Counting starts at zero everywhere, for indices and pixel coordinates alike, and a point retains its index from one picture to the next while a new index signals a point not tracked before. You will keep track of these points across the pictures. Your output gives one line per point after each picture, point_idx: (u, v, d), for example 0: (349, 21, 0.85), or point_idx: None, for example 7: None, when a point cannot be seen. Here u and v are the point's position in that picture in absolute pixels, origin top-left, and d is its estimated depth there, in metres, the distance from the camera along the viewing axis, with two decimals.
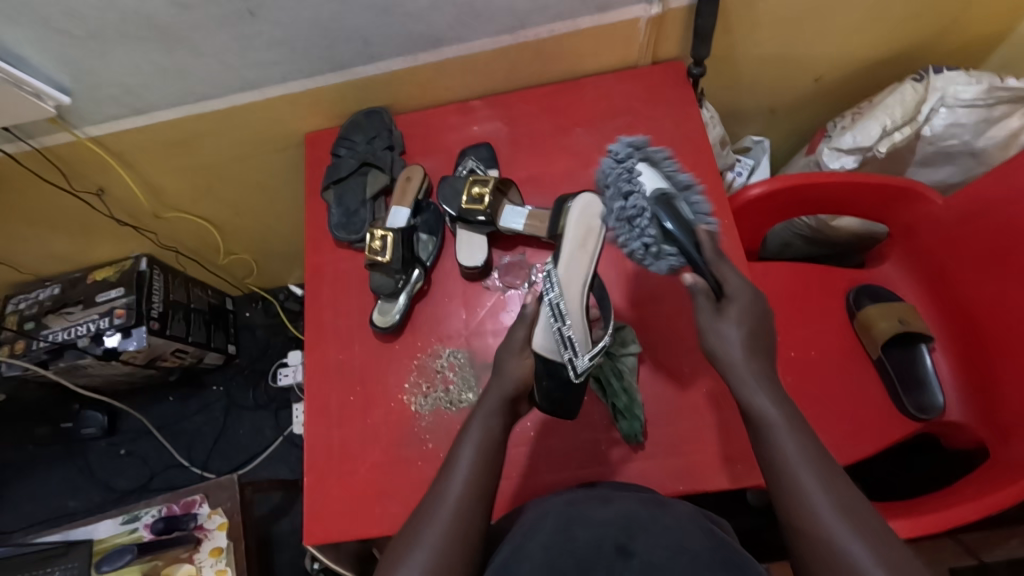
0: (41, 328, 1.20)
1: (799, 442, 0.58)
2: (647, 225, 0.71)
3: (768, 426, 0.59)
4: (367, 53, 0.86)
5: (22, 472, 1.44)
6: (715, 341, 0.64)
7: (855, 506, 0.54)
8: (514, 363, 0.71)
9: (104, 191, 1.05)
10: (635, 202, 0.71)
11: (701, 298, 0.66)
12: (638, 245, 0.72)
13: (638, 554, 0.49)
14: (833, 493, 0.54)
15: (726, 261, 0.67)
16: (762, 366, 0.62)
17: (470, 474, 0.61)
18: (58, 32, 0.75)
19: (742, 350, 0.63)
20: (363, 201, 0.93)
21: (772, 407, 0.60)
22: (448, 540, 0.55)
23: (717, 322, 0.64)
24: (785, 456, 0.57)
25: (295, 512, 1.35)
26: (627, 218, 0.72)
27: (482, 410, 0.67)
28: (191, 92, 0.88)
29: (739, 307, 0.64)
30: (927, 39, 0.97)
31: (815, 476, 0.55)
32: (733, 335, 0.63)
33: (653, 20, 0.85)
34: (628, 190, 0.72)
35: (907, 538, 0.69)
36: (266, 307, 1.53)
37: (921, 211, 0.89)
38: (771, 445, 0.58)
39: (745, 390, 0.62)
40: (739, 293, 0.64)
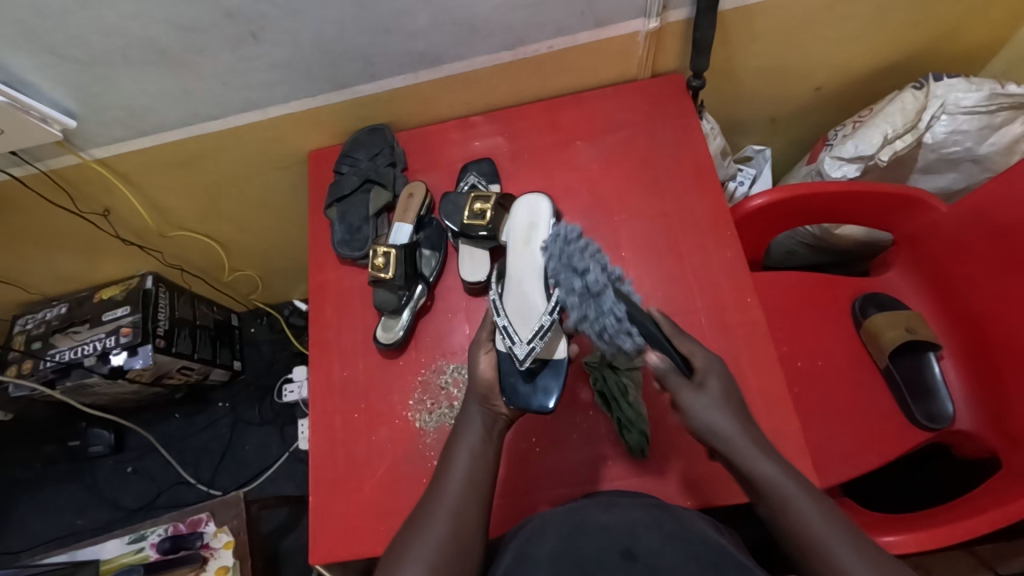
0: (48, 348, 1.20)
1: (820, 510, 0.56)
2: (614, 302, 0.66)
3: (780, 491, 0.58)
4: (368, 72, 0.86)
5: (29, 491, 1.44)
6: (706, 420, 0.62)
7: (877, 552, 0.54)
8: (481, 365, 0.72)
9: (109, 212, 1.06)
10: (593, 277, 0.67)
11: (674, 377, 0.65)
12: (604, 323, 0.66)
13: (642, 557, 0.49)
14: (851, 539, 0.55)
15: (683, 336, 0.68)
16: (753, 435, 0.62)
17: (465, 478, 0.63)
18: (64, 57, 0.76)
19: (730, 425, 0.62)
20: (365, 218, 0.93)
21: (782, 472, 0.59)
22: (449, 540, 0.57)
23: (703, 400, 0.63)
24: (817, 534, 0.55)
25: (301, 528, 1.34)
26: (581, 295, 0.66)
27: (466, 415, 0.70)
28: (196, 114, 0.88)
29: (717, 380, 0.65)
30: (926, 48, 0.97)
31: (848, 547, 0.54)
32: (720, 410, 0.63)
33: (651, 34, 0.86)
34: (582, 269, 0.67)
35: (898, 554, 0.70)
36: (271, 322, 1.53)
37: (924, 220, 0.89)
38: (795, 522, 0.57)
39: (747, 462, 0.60)
40: (708, 366, 0.66)
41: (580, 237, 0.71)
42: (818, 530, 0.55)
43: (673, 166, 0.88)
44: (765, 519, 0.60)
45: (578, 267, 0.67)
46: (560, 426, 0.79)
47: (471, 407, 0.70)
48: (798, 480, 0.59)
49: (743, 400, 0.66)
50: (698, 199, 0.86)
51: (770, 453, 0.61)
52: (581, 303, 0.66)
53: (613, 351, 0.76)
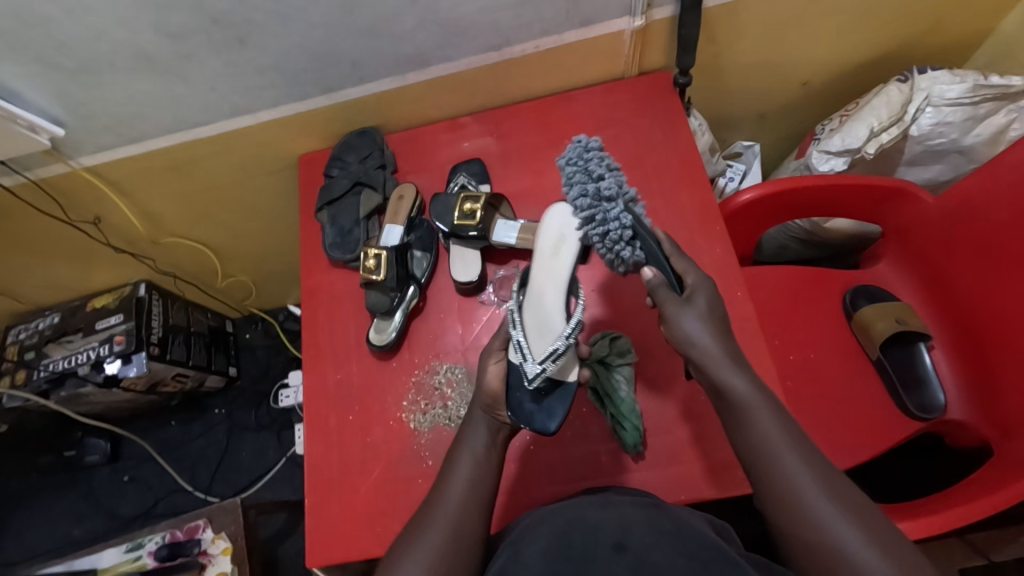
0: (41, 357, 1.20)
1: (778, 425, 0.57)
2: (620, 214, 0.66)
3: (745, 404, 0.58)
4: (356, 75, 0.86)
5: (25, 502, 1.44)
6: (687, 330, 0.61)
7: (824, 468, 0.56)
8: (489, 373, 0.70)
9: (100, 220, 1.06)
10: (607, 183, 0.66)
11: (663, 290, 0.64)
12: (610, 227, 0.66)
13: (633, 548, 0.49)
14: (803, 455, 0.56)
15: (682, 256, 0.67)
16: (731, 349, 0.61)
17: (468, 480, 0.63)
18: (51, 66, 0.76)
19: (708, 336, 0.61)
20: (356, 220, 0.93)
21: (749, 387, 0.59)
22: (450, 540, 0.57)
23: (689, 311, 0.62)
24: (770, 444, 0.57)
25: (300, 533, 1.34)
26: (592, 200, 0.67)
27: (471, 422, 0.69)
28: (184, 120, 0.89)
29: (704, 295, 0.63)
30: (910, 41, 0.98)
31: (799, 460, 0.56)
32: (703, 323, 0.61)
33: (636, 32, 0.86)
34: (598, 175, 0.67)
35: (919, 538, 0.69)
36: (266, 328, 1.53)
37: (912, 211, 0.89)
38: (752, 431, 0.58)
39: (717, 373, 0.60)
40: (696, 282, 0.64)
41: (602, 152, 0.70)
42: (773, 441, 0.57)
43: (662, 162, 0.89)
44: (726, 425, 0.61)
45: (594, 171, 0.67)
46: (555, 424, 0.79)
47: (475, 411, 0.69)
48: (765, 395, 0.59)
49: (728, 319, 0.64)
50: (687, 195, 0.86)
51: (742, 368, 0.60)
52: (591, 205, 0.67)
53: (604, 347, 0.78)
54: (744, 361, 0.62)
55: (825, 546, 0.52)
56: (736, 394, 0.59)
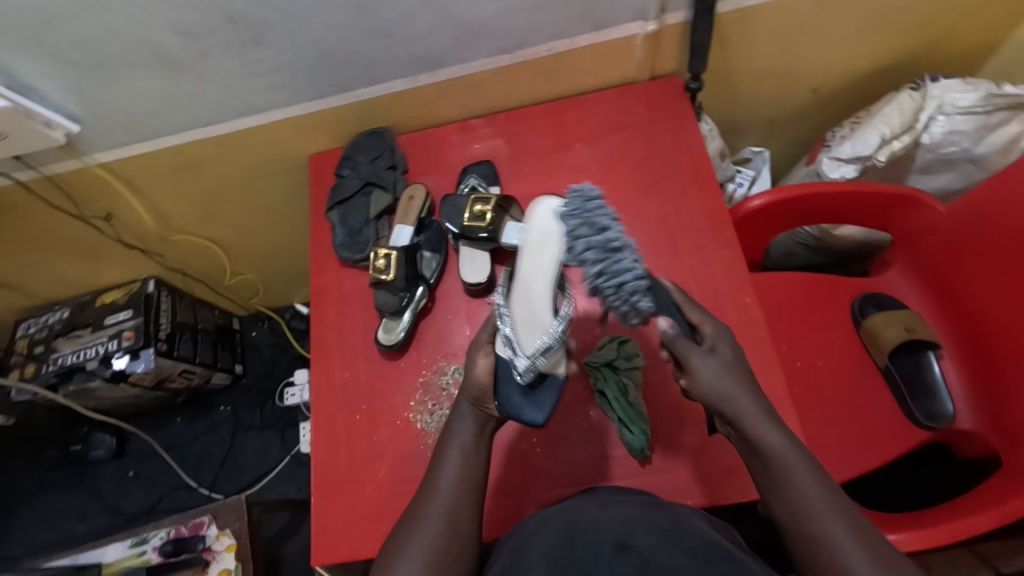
0: (50, 352, 1.21)
1: (816, 484, 0.55)
2: (630, 262, 0.64)
3: (783, 464, 0.57)
4: (369, 76, 0.87)
5: (30, 496, 1.44)
6: (715, 383, 0.61)
7: (870, 536, 0.53)
8: (478, 365, 0.69)
9: (111, 216, 1.07)
10: (615, 235, 0.65)
11: (682, 342, 0.64)
12: (625, 278, 0.63)
13: (637, 549, 0.50)
14: (847, 521, 0.53)
15: (695, 305, 0.67)
16: (763, 403, 0.60)
17: (457, 473, 0.62)
18: (68, 63, 0.76)
19: (739, 390, 0.60)
20: (366, 220, 0.94)
21: (786, 444, 0.58)
22: (443, 537, 0.57)
23: (714, 363, 0.62)
24: (809, 504, 0.55)
25: (303, 532, 1.34)
26: (602, 250, 0.64)
27: (456, 415, 0.68)
28: (198, 118, 0.89)
29: (726, 347, 0.64)
30: (922, 50, 0.98)
31: (841, 524, 0.53)
32: (730, 376, 0.61)
33: (649, 37, 0.87)
34: (604, 225, 0.66)
35: (908, 551, 0.70)
36: (272, 326, 1.54)
37: (921, 219, 0.89)
38: (789, 492, 0.56)
39: (751, 429, 0.59)
40: (715, 334, 0.65)
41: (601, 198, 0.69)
42: (811, 501, 0.55)
43: (672, 167, 0.89)
44: (759, 485, 0.59)
45: (600, 221, 0.66)
46: (561, 425, 0.79)
47: (462, 402, 0.69)
48: (800, 452, 0.57)
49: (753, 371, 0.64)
50: (697, 200, 0.86)
51: (776, 422, 0.59)
52: (602, 258, 0.64)
53: (612, 351, 0.78)
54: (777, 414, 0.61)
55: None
56: (772, 451, 0.58)
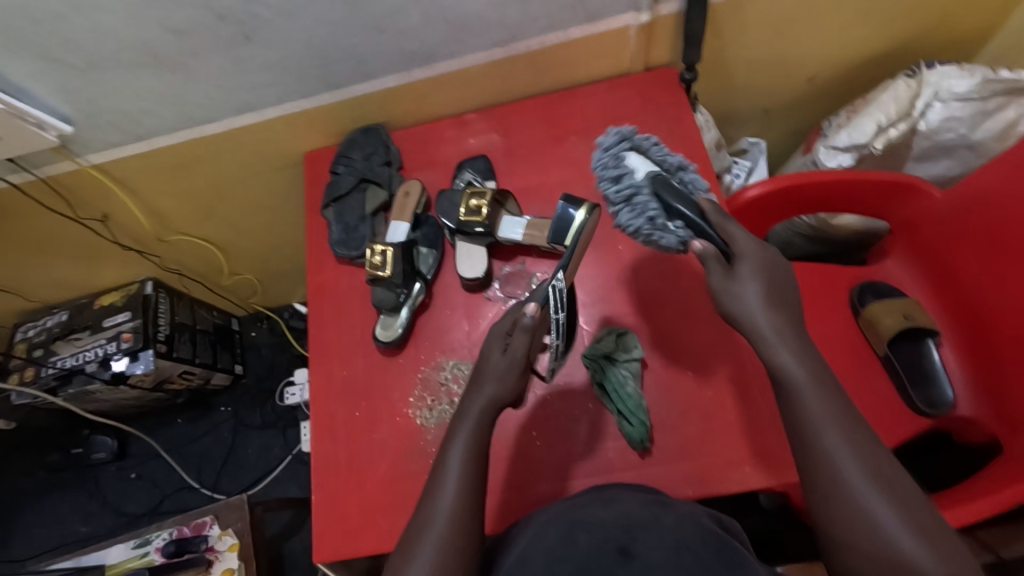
0: (49, 355, 1.21)
1: (827, 403, 0.54)
2: (648, 201, 0.66)
3: (791, 381, 0.56)
4: (361, 72, 0.87)
5: (32, 499, 1.44)
6: (732, 305, 0.60)
7: (873, 453, 0.52)
8: (504, 382, 0.65)
9: (107, 218, 1.07)
10: (630, 183, 0.67)
11: (712, 262, 0.62)
12: (638, 223, 0.66)
13: (639, 556, 0.48)
14: (848, 436, 0.52)
15: (731, 221, 0.64)
16: (781, 319, 0.59)
17: (459, 477, 0.60)
18: (58, 63, 0.76)
19: (758, 308, 0.59)
20: (362, 217, 0.93)
21: (796, 362, 0.56)
22: (444, 546, 0.55)
23: (734, 283, 0.60)
24: (812, 420, 0.54)
25: (305, 531, 1.34)
26: (624, 200, 0.67)
27: (466, 415, 0.64)
28: (191, 117, 0.89)
29: (753, 263, 0.60)
30: (917, 37, 0.98)
31: (844, 437, 0.52)
32: (751, 291, 0.60)
33: (642, 28, 0.86)
34: (621, 173, 0.68)
35: (963, 526, 0.68)
36: (271, 326, 1.53)
37: (919, 207, 0.89)
38: (797, 407, 0.55)
39: (764, 347, 0.58)
40: (749, 252, 0.61)
41: (623, 137, 0.70)
42: (820, 419, 0.53)
43: None
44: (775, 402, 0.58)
45: (612, 173, 0.68)
46: (560, 421, 0.79)
47: (472, 404, 0.64)
48: (812, 373, 0.56)
49: (788, 285, 0.61)
50: None
51: (789, 339, 0.58)
52: (619, 206, 0.68)
53: (610, 343, 0.79)
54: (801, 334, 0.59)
55: (865, 529, 0.49)
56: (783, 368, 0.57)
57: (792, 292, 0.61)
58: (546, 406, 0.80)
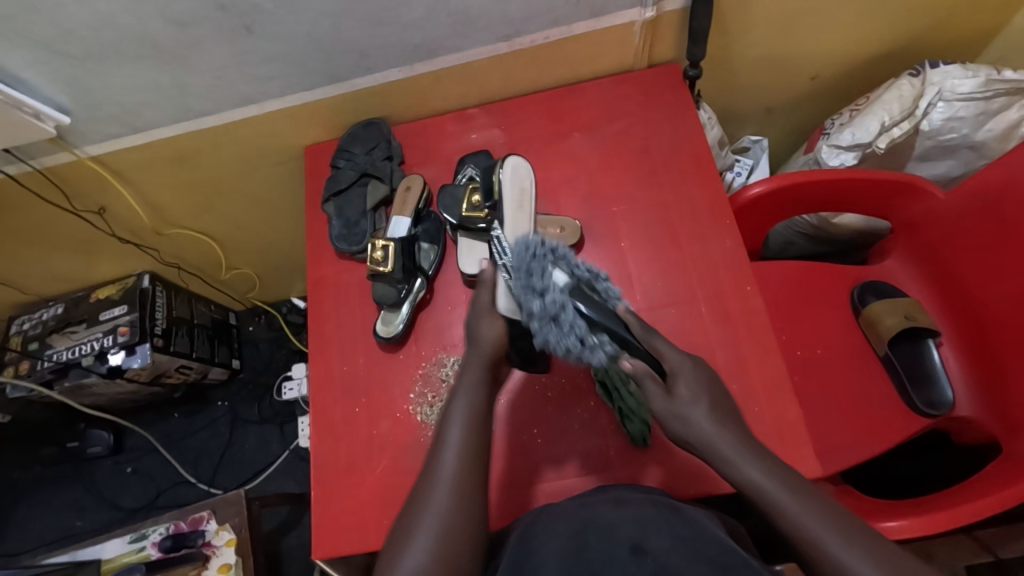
0: (46, 348, 1.20)
1: (806, 505, 0.57)
2: (574, 319, 0.64)
3: (765, 498, 0.58)
4: (364, 65, 0.86)
5: (27, 493, 1.44)
6: (679, 428, 0.63)
7: (872, 542, 0.54)
8: (484, 326, 0.71)
9: (105, 210, 1.06)
10: (553, 297, 0.65)
11: (648, 383, 0.65)
12: (569, 343, 0.64)
13: (652, 553, 0.49)
14: (842, 533, 0.55)
15: (655, 335, 0.67)
16: (731, 433, 0.62)
17: (458, 454, 0.63)
18: (56, 53, 0.75)
19: (711, 428, 0.62)
20: (363, 212, 0.92)
21: (764, 476, 0.59)
22: (449, 521, 0.58)
23: (677, 408, 0.63)
24: (802, 526, 0.56)
25: (303, 527, 1.34)
26: (549, 317, 0.65)
27: (465, 383, 0.68)
28: (190, 109, 0.88)
29: (686, 381, 0.65)
30: (921, 35, 0.97)
31: (837, 537, 0.54)
32: (695, 410, 0.63)
33: (647, 24, 0.86)
34: (542, 287, 0.66)
35: (928, 534, 0.70)
36: (269, 321, 1.52)
37: (922, 207, 0.89)
38: (783, 520, 0.57)
39: (731, 468, 0.61)
40: (683, 367, 0.66)
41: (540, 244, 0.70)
42: (811, 528, 0.55)
43: (671, 154, 0.88)
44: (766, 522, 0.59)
45: (536, 286, 0.66)
46: (561, 416, 0.79)
47: (469, 372, 0.69)
48: (778, 479, 0.58)
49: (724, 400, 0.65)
50: (697, 187, 0.86)
51: (748, 451, 0.61)
52: (546, 327, 0.65)
53: None
54: (758, 447, 0.62)
55: None
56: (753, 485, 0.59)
57: (733, 406, 0.66)
58: (547, 403, 0.80)
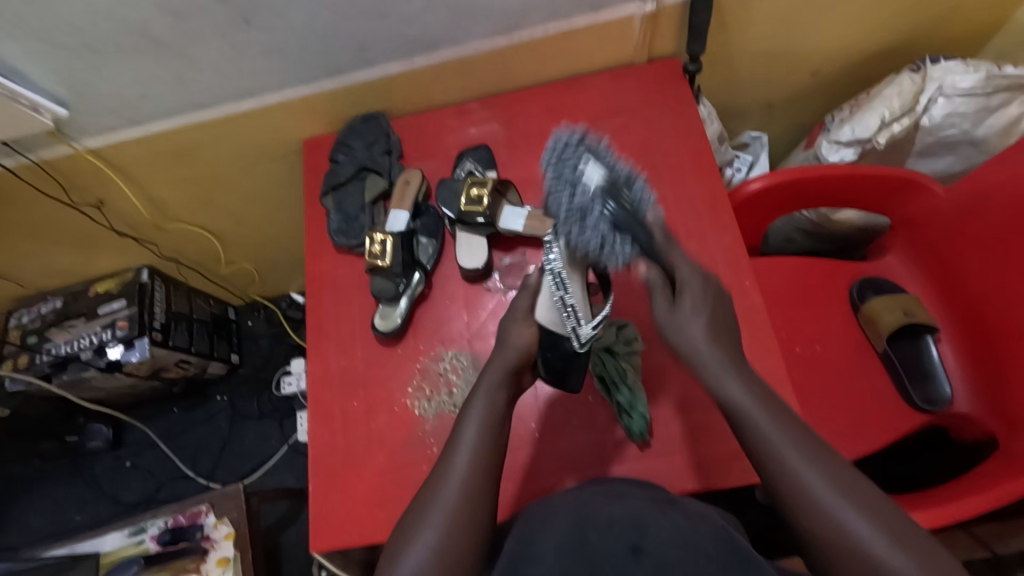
0: (44, 342, 1.19)
1: (778, 425, 0.56)
2: (601, 218, 0.64)
3: (740, 413, 0.57)
4: (362, 58, 0.86)
5: (27, 487, 1.44)
6: (677, 337, 0.62)
7: (836, 466, 0.54)
8: (517, 332, 0.70)
9: (103, 203, 1.05)
10: (583, 195, 0.65)
11: (657, 292, 0.65)
12: (590, 243, 0.64)
13: (650, 552, 0.48)
14: (809, 456, 0.54)
15: (675, 248, 0.68)
16: (723, 349, 0.61)
17: (471, 456, 0.62)
18: (53, 44, 0.75)
19: (703, 341, 0.61)
20: (361, 206, 0.92)
21: (744, 392, 0.58)
22: (455, 522, 0.57)
23: (679, 317, 0.62)
24: (766, 438, 0.55)
25: (301, 521, 1.34)
26: (575, 215, 0.65)
27: (484, 385, 0.67)
28: (188, 102, 0.88)
29: (694, 295, 0.63)
30: (922, 31, 0.97)
31: (805, 459, 0.54)
32: (695, 323, 0.62)
33: (647, 18, 0.85)
34: (575, 184, 0.66)
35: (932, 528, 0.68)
36: (268, 316, 1.53)
37: (922, 202, 0.88)
38: (751, 432, 0.56)
39: (714, 378, 0.60)
40: (692, 282, 0.64)
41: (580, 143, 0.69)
42: (776, 445, 0.55)
43: (672, 149, 0.88)
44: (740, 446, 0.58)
45: (568, 184, 0.66)
46: (559, 412, 0.79)
47: (491, 374, 0.68)
48: (755, 394, 0.58)
49: (729, 324, 0.64)
50: (696, 181, 0.86)
51: (735, 371, 0.59)
52: (571, 223, 0.65)
53: (611, 335, 0.78)
54: (744, 366, 0.61)
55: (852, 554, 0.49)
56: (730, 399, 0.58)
57: (733, 326, 0.65)
58: (545, 398, 0.80)
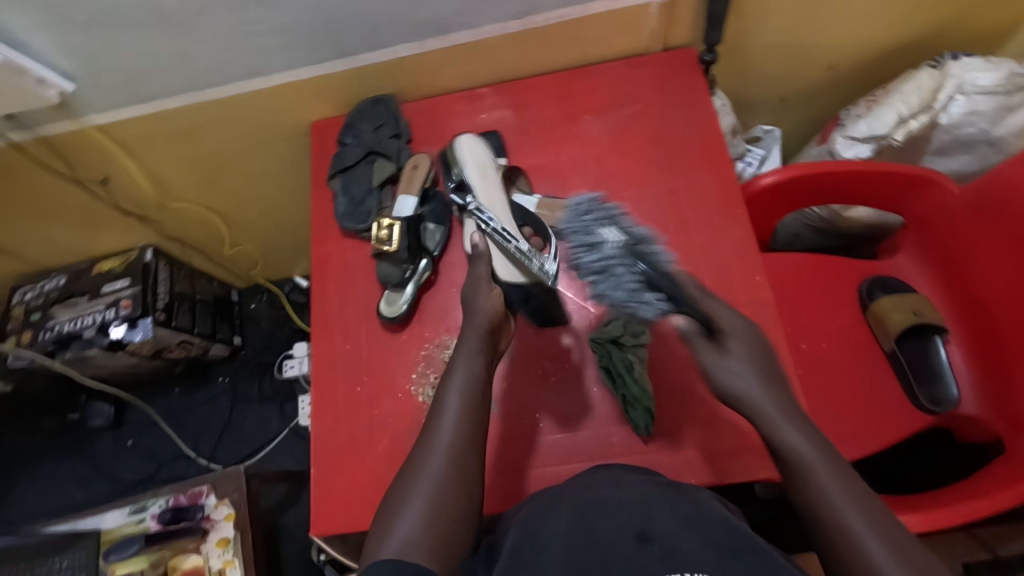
0: (48, 318, 1.19)
1: (804, 434, 0.57)
2: (627, 274, 0.68)
3: (764, 416, 0.58)
4: (373, 39, 0.84)
5: (28, 463, 1.44)
6: (730, 382, 0.60)
7: (860, 489, 0.53)
8: (482, 297, 0.72)
9: (108, 180, 1.04)
10: (607, 251, 0.70)
11: (696, 340, 0.63)
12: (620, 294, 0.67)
13: (658, 540, 0.47)
14: (834, 470, 0.54)
15: (711, 297, 0.65)
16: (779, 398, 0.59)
17: (457, 420, 0.63)
18: (60, 17, 0.74)
19: (758, 389, 0.59)
20: (368, 190, 0.91)
21: (804, 440, 0.56)
22: (445, 488, 0.58)
23: (728, 363, 0.60)
24: (793, 445, 0.56)
25: (301, 503, 1.35)
26: (599, 269, 0.69)
27: (465, 350, 0.70)
28: (196, 79, 0.87)
29: (742, 342, 0.61)
30: (943, 26, 0.95)
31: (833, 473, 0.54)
32: (747, 372, 0.60)
33: (664, 5, 0.84)
34: (595, 242, 0.71)
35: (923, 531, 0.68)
36: (271, 299, 1.52)
37: (936, 200, 0.87)
38: (778, 436, 0.57)
39: (766, 420, 0.58)
40: (737, 328, 0.62)
41: (598, 206, 0.76)
42: (808, 457, 0.55)
43: (684, 140, 0.87)
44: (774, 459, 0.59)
45: (589, 242, 0.72)
46: (565, 401, 0.79)
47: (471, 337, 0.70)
48: (778, 401, 0.59)
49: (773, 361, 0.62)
50: (708, 173, 0.84)
51: (774, 390, 0.59)
52: (597, 277, 0.69)
53: (618, 327, 0.76)
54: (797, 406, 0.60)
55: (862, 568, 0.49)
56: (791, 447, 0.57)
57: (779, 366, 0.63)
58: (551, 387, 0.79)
